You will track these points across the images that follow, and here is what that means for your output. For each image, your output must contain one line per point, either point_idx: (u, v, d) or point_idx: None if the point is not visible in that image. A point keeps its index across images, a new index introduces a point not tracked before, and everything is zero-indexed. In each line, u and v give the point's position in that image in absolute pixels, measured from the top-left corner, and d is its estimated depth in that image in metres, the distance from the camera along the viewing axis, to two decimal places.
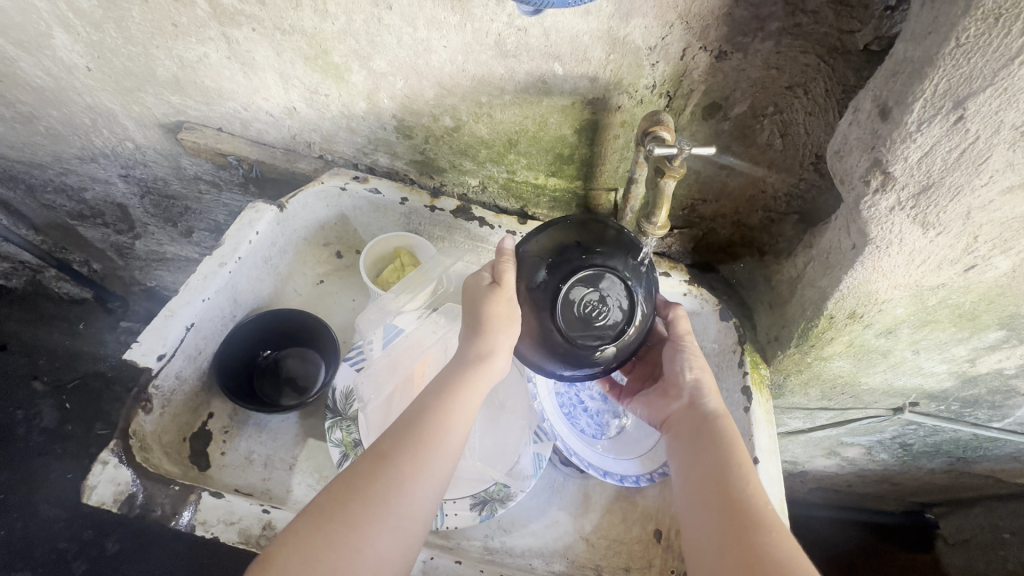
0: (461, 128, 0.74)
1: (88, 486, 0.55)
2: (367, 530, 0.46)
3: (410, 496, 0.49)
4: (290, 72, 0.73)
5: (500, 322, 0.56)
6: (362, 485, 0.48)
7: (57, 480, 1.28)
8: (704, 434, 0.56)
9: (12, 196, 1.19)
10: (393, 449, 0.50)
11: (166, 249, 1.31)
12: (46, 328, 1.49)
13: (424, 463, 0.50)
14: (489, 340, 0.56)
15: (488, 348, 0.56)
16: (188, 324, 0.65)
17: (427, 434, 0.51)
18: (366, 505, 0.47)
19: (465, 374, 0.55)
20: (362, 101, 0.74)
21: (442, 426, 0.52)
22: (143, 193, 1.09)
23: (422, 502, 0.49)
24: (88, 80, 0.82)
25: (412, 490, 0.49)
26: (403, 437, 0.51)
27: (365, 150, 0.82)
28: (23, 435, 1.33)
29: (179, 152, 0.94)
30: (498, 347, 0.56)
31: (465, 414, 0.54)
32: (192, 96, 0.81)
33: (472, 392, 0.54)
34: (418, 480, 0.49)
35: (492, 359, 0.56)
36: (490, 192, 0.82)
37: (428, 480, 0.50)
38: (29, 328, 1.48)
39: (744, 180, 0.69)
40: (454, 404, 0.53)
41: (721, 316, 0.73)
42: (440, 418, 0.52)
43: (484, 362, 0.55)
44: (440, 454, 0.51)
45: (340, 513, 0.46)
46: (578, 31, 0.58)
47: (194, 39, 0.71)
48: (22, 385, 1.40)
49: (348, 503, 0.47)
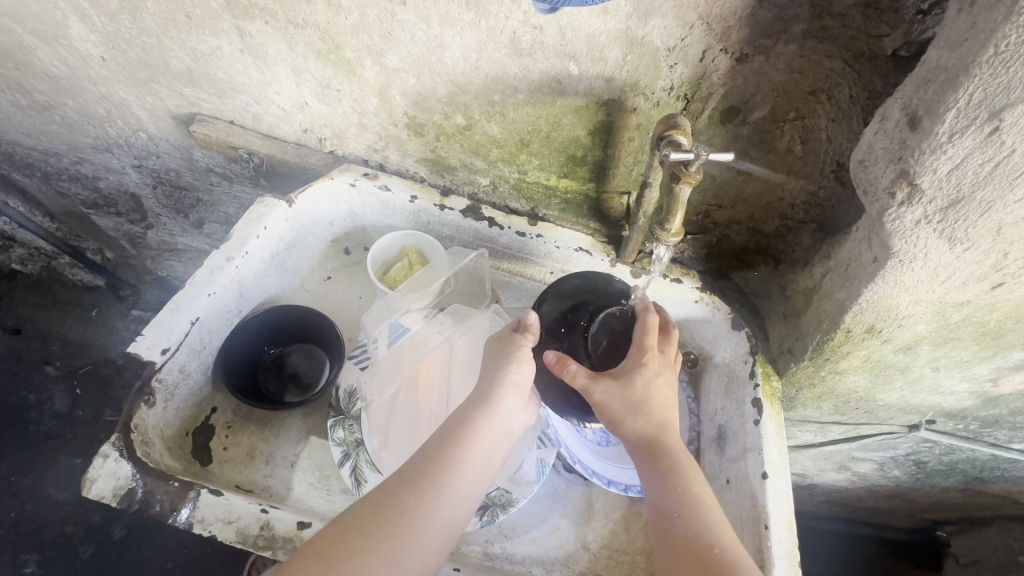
0: (473, 126, 0.73)
1: (87, 479, 0.55)
2: (367, 562, 0.47)
3: (411, 530, 0.49)
4: (302, 67, 0.72)
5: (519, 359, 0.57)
6: (371, 516, 0.49)
7: (66, 465, 1.29)
8: (658, 469, 0.54)
9: (28, 183, 1.20)
10: (395, 484, 0.51)
11: (177, 240, 1.32)
12: (59, 313, 1.50)
13: (425, 495, 0.50)
14: (499, 375, 0.57)
15: (506, 380, 0.56)
16: (193, 318, 0.64)
17: (430, 467, 0.52)
18: (368, 535, 0.48)
19: (474, 410, 0.55)
20: (374, 97, 0.73)
21: (453, 461, 0.52)
22: (155, 183, 1.10)
23: (423, 537, 0.49)
24: (102, 70, 0.82)
25: (415, 526, 0.49)
26: (409, 471, 0.52)
27: (376, 147, 0.81)
28: (35, 418, 1.34)
29: (191, 144, 0.94)
30: (507, 385, 0.56)
31: (476, 448, 0.54)
32: (205, 88, 0.81)
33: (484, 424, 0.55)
34: (424, 513, 0.50)
35: (506, 394, 0.56)
36: (500, 192, 0.81)
37: (432, 516, 0.50)
38: (42, 313, 1.49)
39: (761, 186, 0.67)
40: (462, 440, 0.53)
41: (733, 324, 0.72)
42: (446, 453, 0.53)
43: (498, 398, 0.56)
44: (446, 490, 0.51)
45: (348, 538, 0.48)
46: (595, 30, 0.57)
47: (207, 31, 0.71)
48: (34, 369, 1.41)
49: (351, 534, 0.48)
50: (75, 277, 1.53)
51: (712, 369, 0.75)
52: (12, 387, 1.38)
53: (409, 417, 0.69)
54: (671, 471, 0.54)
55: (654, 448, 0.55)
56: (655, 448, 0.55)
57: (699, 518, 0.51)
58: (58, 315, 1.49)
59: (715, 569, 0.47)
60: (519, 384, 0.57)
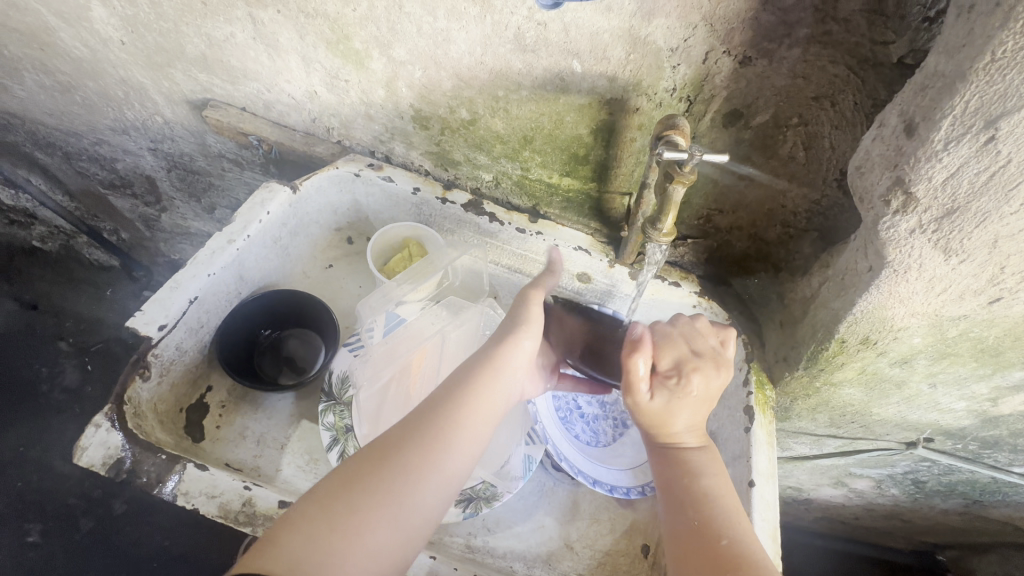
0: (476, 121, 0.73)
1: (79, 446, 0.57)
2: (365, 518, 0.46)
3: (416, 488, 0.49)
4: (312, 56, 0.73)
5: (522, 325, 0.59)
6: (371, 473, 0.48)
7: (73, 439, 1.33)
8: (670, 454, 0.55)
9: (50, 161, 1.24)
10: (394, 446, 0.50)
11: (190, 224, 1.35)
12: (74, 291, 1.54)
13: (430, 453, 0.50)
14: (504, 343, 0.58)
15: (510, 345, 0.58)
16: (191, 297, 0.66)
17: (438, 423, 0.52)
18: (370, 491, 0.47)
19: (481, 373, 0.56)
20: (381, 89, 0.74)
21: (456, 423, 0.52)
22: (170, 167, 1.12)
23: (423, 496, 0.49)
24: (122, 53, 0.84)
25: (415, 483, 0.49)
26: (410, 432, 0.51)
27: (382, 138, 0.82)
28: (46, 391, 1.38)
29: (205, 129, 0.96)
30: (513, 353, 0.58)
31: (481, 410, 0.54)
32: (219, 74, 0.82)
33: (488, 386, 0.55)
34: (424, 473, 0.49)
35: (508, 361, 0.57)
36: (503, 188, 0.82)
37: (431, 476, 0.50)
38: (59, 289, 1.53)
39: (762, 192, 0.67)
40: (469, 400, 0.54)
41: (730, 331, 0.71)
42: (449, 413, 0.52)
43: (500, 365, 0.57)
44: (448, 450, 0.51)
45: (346, 495, 0.47)
46: (599, 28, 0.57)
47: (222, 18, 0.72)
48: (48, 344, 1.45)
49: (353, 488, 0.47)
50: (92, 256, 1.56)
51: None
52: (25, 360, 1.43)
53: (399, 403, 0.70)
54: (685, 460, 0.54)
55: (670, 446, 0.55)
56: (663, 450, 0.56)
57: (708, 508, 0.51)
58: (73, 293, 1.53)
59: (722, 553, 0.47)
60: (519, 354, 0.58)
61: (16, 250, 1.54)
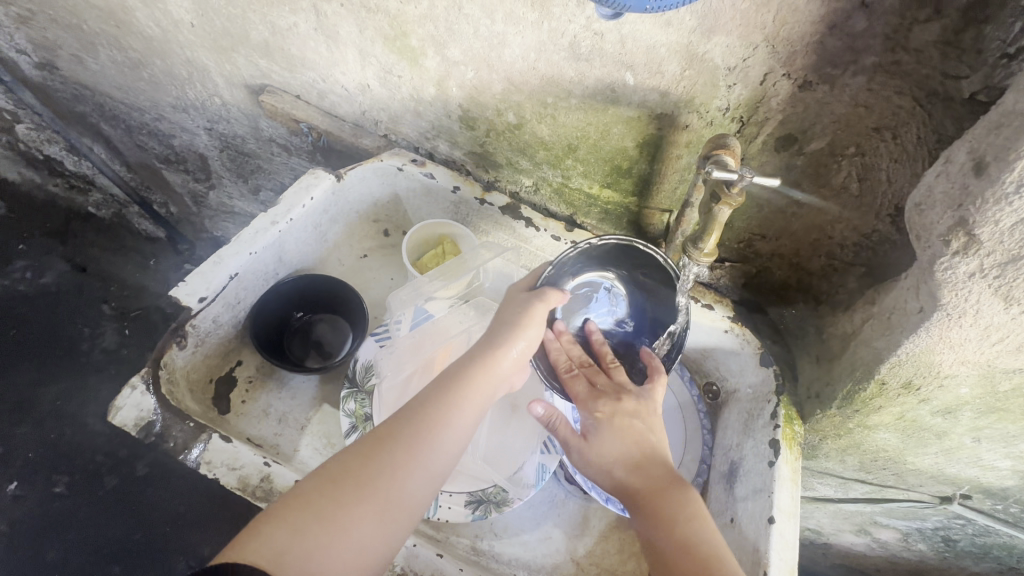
0: (523, 126, 0.74)
1: (114, 406, 0.59)
2: (351, 513, 0.46)
3: (402, 482, 0.49)
4: (369, 50, 0.75)
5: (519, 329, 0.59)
6: (359, 467, 0.49)
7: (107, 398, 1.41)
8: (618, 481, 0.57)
9: (113, 133, 1.30)
10: (384, 442, 0.50)
11: (234, 204, 1.39)
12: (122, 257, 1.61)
13: (419, 450, 0.50)
14: (498, 347, 0.58)
15: (504, 349, 0.57)
16: (232, 273, 0.67)
17: (427, 422, 0.52)
18: (357, 487, 0.48)
19: (473, 372, 0.56)
20: (432, 87, 0.76)
21: (445, 421, 0.52)
22: (223, 147, 1.16)
23: (409, 492, 0.49)
24: (190, 35, 0.88)
25: (401, 479, 0.49)
26: (399, 428, 0.51)
27: (427, 135, 0.84)
28: (87, 350, 1.46)
29: (259, 114, 0.99)
30: (507, 354, 0.57)
31: (470, 408, 0.54)
32: (278, 61, 0.85)
33: (480, 386, 0.55)
34: (409, 469, 0.50)
35: (501, 363, 0.57)
36: (542, 194, 0.82)
37: (417, 471, 0.50)
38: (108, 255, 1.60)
39: (809, 221, 0.65)
40: (457, 401, 0.54)
41: (761, 360, 0.70)
42: (438, 411, 0.53)
43: (492, 365, 0.56)
44: (436, 447, 0.51)
45: (335, 489, 0.47)
46: (656, 41, 0.56)
47: (287, 8, 0.75)
48: (92, 306, 1.53)
49: (340, 482, 0.48)
50: (141, 226, 1.64)
51: (735, 405, 0.73)
52: (71, 318, 1.51)
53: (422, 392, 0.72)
54: (662, 507, 0.53)
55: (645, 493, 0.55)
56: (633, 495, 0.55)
57: (697, 537, 0.51)
58: (120, 259, 1.60)
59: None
60: (513, 358, 0.58)
61: (71, 213, 1.61)
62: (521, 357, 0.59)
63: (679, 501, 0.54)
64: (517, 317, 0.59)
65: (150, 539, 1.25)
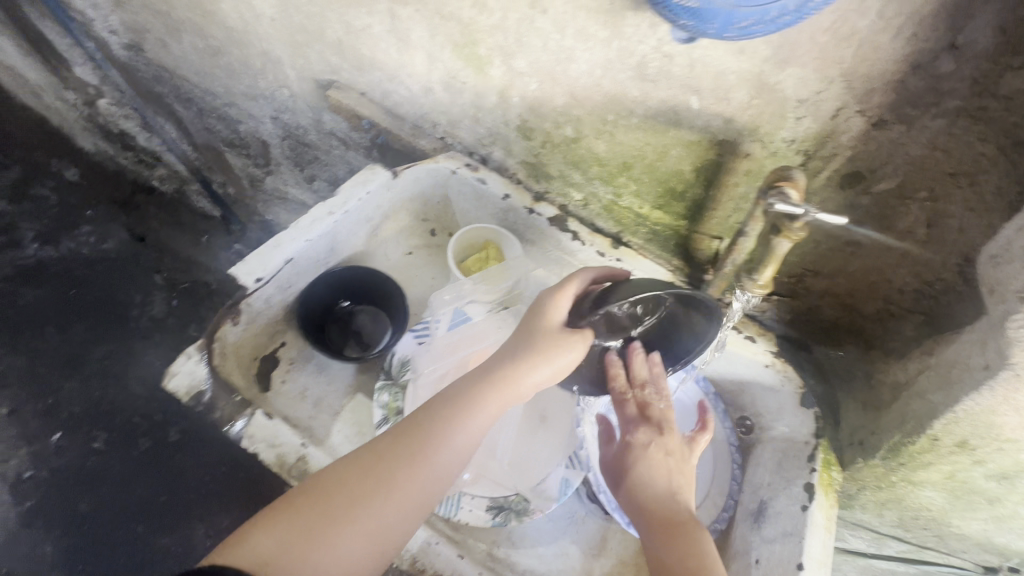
0: (579, 140, 0.75)
1: (170, 372, 0.62)
2: (342, 525, 0.49)
3: (395, 498, 0.51)
4: (437, 55, 0.77)
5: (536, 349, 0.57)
6: (355, 479, 0.52)
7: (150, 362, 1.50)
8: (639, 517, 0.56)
9: (185, 114, 1.38)
10: (382, 457, 0.53)
11: (288, 191, 1.45)
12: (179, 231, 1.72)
13: (416, 467, 0.52)
14: (511, 366, 0.56)
15: (519, 370, 0.56)
16: (287, 257, 0.70)
17: (426, 440, 0.53)
18: (350, 500, 0.51)
19: (481, 393, 0.55)
20: (494, 95, 0.77)
21: (444, 441, 0.54)
22: (285, 136, 1.21)
23: (403, 508, 0.52)
24: (270, 29, 0.93)
25: (393, 495, 0.51)
26: (396, 444, 0.53)
27: (483, 141, 0.85)
28: (137, 315, 1.56)
29: (323, 108, 1.03)
30: (520, 376, 0.56)
31: (473, 428, 0.55)
32: (348, 59, 0.89)
33: (487, 406, 0.55)
34: (403, 487, 0.52)
35: (514, 384, 0.56)
36: (590, 210, 0.83)
37: (412, 487, 0.52)
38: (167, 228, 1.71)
39: (867, 263, 0.63)
40: (459, 420, 0.54)
41: (801, 400, 0.68)
42: (438, 430, 0.54)
43: (504, 386, 0.56)
44: (433, 466, 0.53)
45: (329, 500, 0.51)
46: (726, 68, 0.56)
47: (364, 10, 0.78)
48: (146, 275, 1.63)
49: (336, 493, 0.51)
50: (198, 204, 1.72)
51: (769, 443, 0.72)
52: (127, 284, 1.61)
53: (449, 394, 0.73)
54: (678, 536, 0.54)
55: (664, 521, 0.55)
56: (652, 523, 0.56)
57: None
58: (177, 232, 1.70)
59: None
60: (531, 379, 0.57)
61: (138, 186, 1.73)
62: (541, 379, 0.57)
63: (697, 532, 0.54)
64: (537, 338, 0.58)
65: (175, 499, 1.35)
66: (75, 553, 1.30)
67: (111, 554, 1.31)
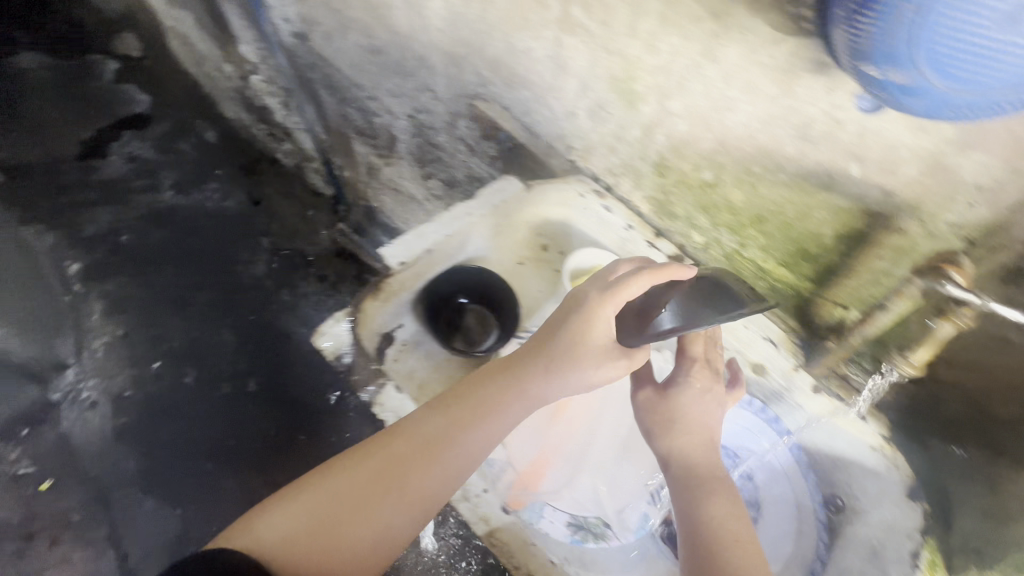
0: (716, 186, 0.76)
1: (322, 330, 0.77)
2: (378, 504, 0.69)
3: (422, 481, 0.70)
4: (592, 84, 0.81)
5: (551, 367, 0.70)
6: (379, 471, 0.70)
7: (241, 317, 1.77)
8: (671, 460, 0.73)
9: (329, 99, 1.52)
10: (398, 459, 0.70)
11: (402, 183, 1.55)
12: (288, 202, 1.95)
13: (434, 460, 0.70)
14: (524, 385, 0.71)
15: (533, 386, 0.71)
16: (427, 247, 0.78)
17: (440, 443, 0.70)
18: (379, 488, 0.69)
19: (492, 405, 0.71)
20: (639, 130, 0.80)
21: (458, 441, 0.70)
22: (415, 134, 1.30)
23: (428, 486, 0.70)
24: (434, 38, 1.01)
25: (419, 479, 0.70)
26: (411, 449, 0.71)
27: (614, 171, 0.89)
28: (242, 272, 1.83)
29: (461, 114, 1.11)
30: (531, 392, 0.71)
31: (486, 431, 0.71)
32: (501, 75, 0.95)
33: (498, 419, 0.71)
34: (424, 475, 0.70)
35: (528, 396, 0.71)
36: (710, 254, 0.85)
37: (433, 474, 0.70)
38: (280, 197, 1.95)
39: (1017, 363, 0.61)
40: (471, 427, 0.71)
41: (910, 491, 0.70)
42: (454, 436, 0.71)
43: (516, 398, 0.71)
44: (452, 457, 0.70)
45: (358, 490, 0.69)
46: (900, 142, 0.56)
47: (531, 35, 0.84)
48: (254, 238, 1.87)
49: (362, 485, 0.69)
50: (312, 180, 1.96)
51: (864, 527, 0.74)
52: (238, 244, 1.86)
53: None
54: (711, 492, 0.70)
55: (698, 475, 0.71)
56: (694, 474, 0.71)
57: (723, 533, 0.66)
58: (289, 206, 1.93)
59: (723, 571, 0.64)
60: (560, 386, 0.71)
61: (264, 156, 2.00)
62: (552, 389, 0.72)
63: (722, 495, 0.70)
64: (546, 359, 0.71)
65: (242, 445, 1.65)
66: (151, 467, 1.60)
67: (185, 466, 1.61)
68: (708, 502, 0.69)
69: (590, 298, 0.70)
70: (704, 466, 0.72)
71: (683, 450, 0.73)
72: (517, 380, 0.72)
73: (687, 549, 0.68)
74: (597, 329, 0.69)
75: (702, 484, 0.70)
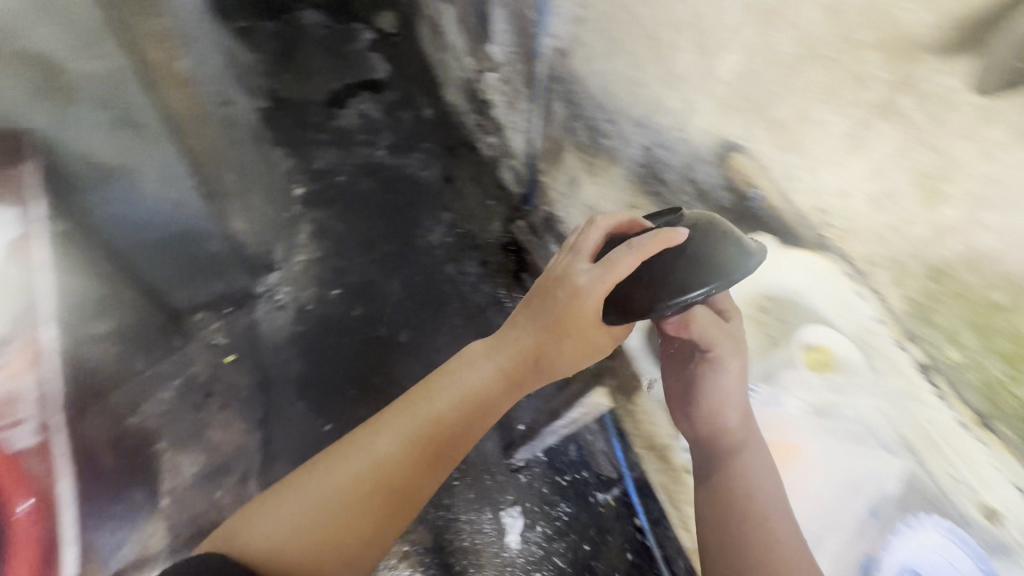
0: (1009, 312, 0.66)
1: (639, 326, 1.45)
2: (394, 482, 0.96)
3: (432, 462, 1.00)
4: (886, 170, 0.77)
5: (562, 344, 1.03)
6: (377, 467, 0.96)
7: (412, 271, 2.06)
8: (715, 443, 1.08)
9: (561, 113, 1.65)
10: (387, 455, 0.97)
11: (600, 204, 1.63)
12: (477, 188, 2.24)
13: (435, 446, 1.00)
14: (518, 372, 1.06)
15: (536, 368, 1.06)
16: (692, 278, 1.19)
17: (435, 434, 1.00)
18: (383, 479, 0.96)
19: (475, 401, 1.04)
20: (927, 229, 0.74)
21: (448, 429, 1.01)
22: (644, 164, 1.36)
23: (438, 462, 1.01)
24: (713, 86, 1.05)
25: (427, 463, 0.99)
26: (400, 447, 0.98)
27: (873, 262, 0.84)
28: (424, 238, 2.14)
29: (706, 161, 1.15)
30: (512, 381, 1.06)
31: (468, 420, 1.03)
32: (773, 137, 0.95)
33: (484, 408, 1.05)
34: (428, 461, 0.99)
35: (522, 376, 1.06)
36: (961, 376, 0.75)
37: (444, 455, 1.01)
38: (469, 182, 2.26)
39: None
40: (458, 418, 1.02)
41: None
42: (443, 431, 1.00)
43: (508, 384, 1.06)
44: (460, 437, 1.03)
45: (358, 484, 0.95)
46: None
47: (834, 108, 0.82)
48: (436, 210, 2.21)
49: (359, 480, 0.95)
50: (505, 176, 2.14)
51: None
52: (427, 211, 2.22)
53: None
54: (740, 467, 1.03)
55: (733, 449, 1.05)
56: (731, 449, 1.06)
57: (758, 499, 1.00)
58: (474, 189, 2.24)
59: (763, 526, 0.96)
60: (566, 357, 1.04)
61: (465, 141, 2.35)
62: (542, 371, 1.06)
63: (745, 457, 1.04)
64: (542, 349, 1.04)
65: (379, 384, 1.83)
66: (308, 375, 1.83)
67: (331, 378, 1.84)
68: (741, 475, 1.03)
69: (584, 282, 0.99)
70: (731, 448, 1.06)
71: (716, 434, 1.08)
72: (460, 377, 1.05)
73: (737, 508, 1.00)
74: (580, 308, 0.99)
75: (741, 455, 1.04)
